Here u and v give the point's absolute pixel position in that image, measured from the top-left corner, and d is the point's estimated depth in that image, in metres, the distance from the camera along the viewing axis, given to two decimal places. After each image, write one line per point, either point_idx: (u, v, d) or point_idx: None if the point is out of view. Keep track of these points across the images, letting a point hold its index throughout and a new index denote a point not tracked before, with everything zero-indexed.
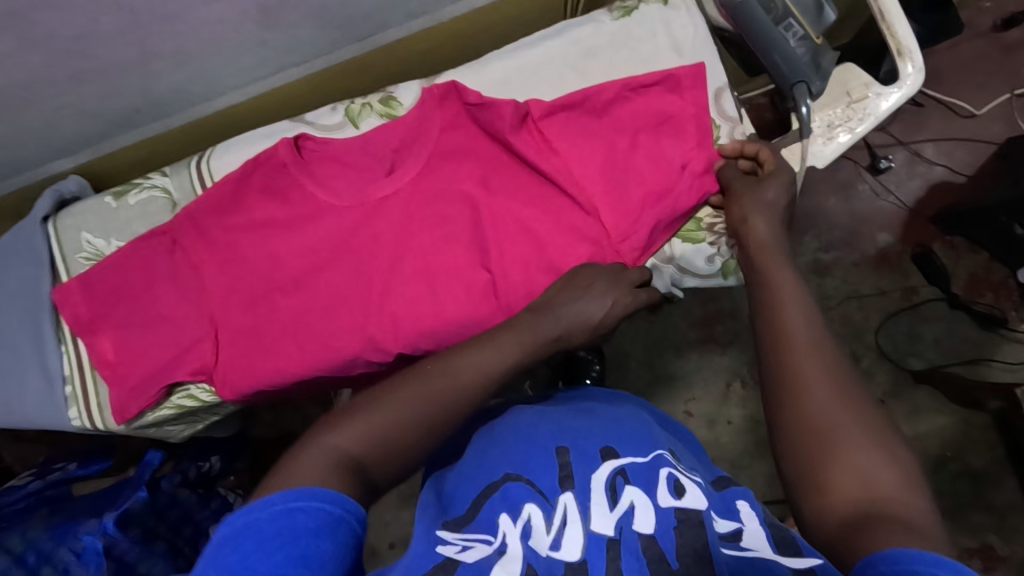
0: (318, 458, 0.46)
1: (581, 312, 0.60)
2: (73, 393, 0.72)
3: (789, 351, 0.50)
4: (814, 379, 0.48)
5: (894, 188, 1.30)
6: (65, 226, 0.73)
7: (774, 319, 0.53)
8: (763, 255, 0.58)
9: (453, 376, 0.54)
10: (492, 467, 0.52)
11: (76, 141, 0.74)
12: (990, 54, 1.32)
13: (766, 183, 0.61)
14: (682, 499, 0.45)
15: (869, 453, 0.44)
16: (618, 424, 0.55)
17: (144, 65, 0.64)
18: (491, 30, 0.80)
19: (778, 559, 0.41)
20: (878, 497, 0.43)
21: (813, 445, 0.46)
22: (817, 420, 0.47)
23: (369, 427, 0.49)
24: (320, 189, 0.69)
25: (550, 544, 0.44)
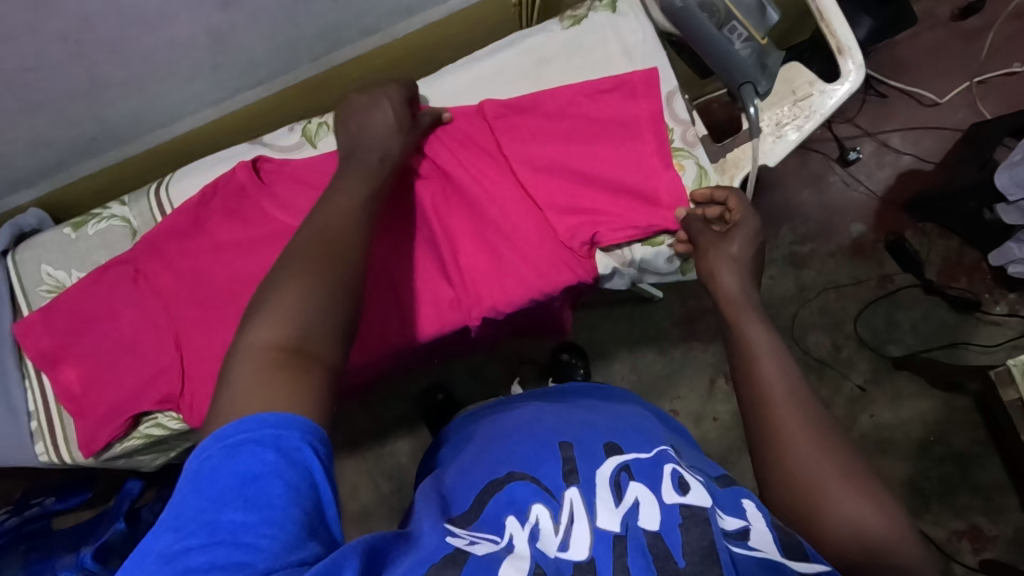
0: (248, 362, 0.42)
1: (376, 129, 0.60)
2: (39, 428, 0.71)
3: (770, 408, 0.49)
4: (793, 430, 0.48)
5: (864, 178, 1.32)
6: (25, 260, 0.72)
7: (753, 376, 0.52)
8: (733, 307, 0.57)
9: (324, 226, 0.50)
10: (496, 466, 0.52)
11: (35, 173, 0.73)
12: (950, 42, 1.34)
13: (734, 233, 0.60)
14: (687, 496, 0.44)
15: (865, 503, 0.44)
16: (619, 423, 0.57)
17: (96, 94, 0.64)
18: (449, 42, 0.80)
19: (786, 563, 0.40)
20: (874, 545, 0.43)
21: (808, 503, 0.45)
22: (809, 478, 0.46)
23: (279, 314, 0.44)
24: (280, 210, 0.69)
25: (559, 544, 0.43)
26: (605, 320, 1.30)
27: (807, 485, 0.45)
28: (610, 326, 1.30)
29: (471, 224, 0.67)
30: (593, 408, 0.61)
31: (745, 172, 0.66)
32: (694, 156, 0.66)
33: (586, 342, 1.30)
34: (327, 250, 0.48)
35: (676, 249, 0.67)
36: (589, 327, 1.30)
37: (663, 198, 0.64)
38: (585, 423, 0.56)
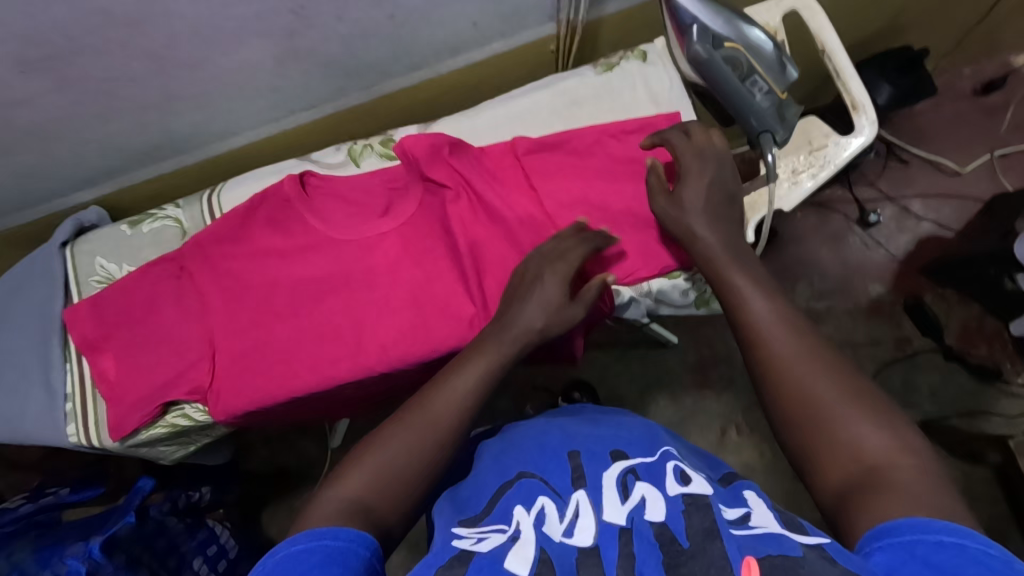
0: (324, 507, 0.47)
1: (528, 315, 0.61)
2: (73, 410, 0.74)
3: (759, 342, 0.52)
4: (790, 362, 0.50)
5: (884, 241, 1.34)
6: (82, 251, 0.78)
7: (743, 315, 0.55)
8: (721, 261, 0.59)
9: (427, 398, 0.56)
10: (508, 470, 0.55)
11: (100, 174, 0.80)
12: (972, 115, 1.38)
13: (683, 185, 0.62)
14: (689, 486, 0.47)
15: (863, 420, 0.45)
16: (625, 431, 0.58)
17: (167, 105, 0.70)
18: (489, 83, 0.86)
19: (788, 535, 0.40)
20: (875, 462, 0.43)
21: (807, 423, 0.47)
22: (803, 402, 0.48)
23: (368, 471, 0.51)
24: (320, 222, 0.73)
25: (564, 531, 0.45)
26: (618, 361, 1.32)
27: (802, 405, 0.48)
28: (623, 367, 1.31)
29: (498, 248, 0.71)
30: (602, 420, 0.62)
31: (761, 216, 0.67)
32: None
33: (598, 383, 1.31)
34: (426, 429, 0.54)
35: (692, 282, 0.70)
36: (602, 367, 1.31)
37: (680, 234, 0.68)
38: (592, 433, 0.58)
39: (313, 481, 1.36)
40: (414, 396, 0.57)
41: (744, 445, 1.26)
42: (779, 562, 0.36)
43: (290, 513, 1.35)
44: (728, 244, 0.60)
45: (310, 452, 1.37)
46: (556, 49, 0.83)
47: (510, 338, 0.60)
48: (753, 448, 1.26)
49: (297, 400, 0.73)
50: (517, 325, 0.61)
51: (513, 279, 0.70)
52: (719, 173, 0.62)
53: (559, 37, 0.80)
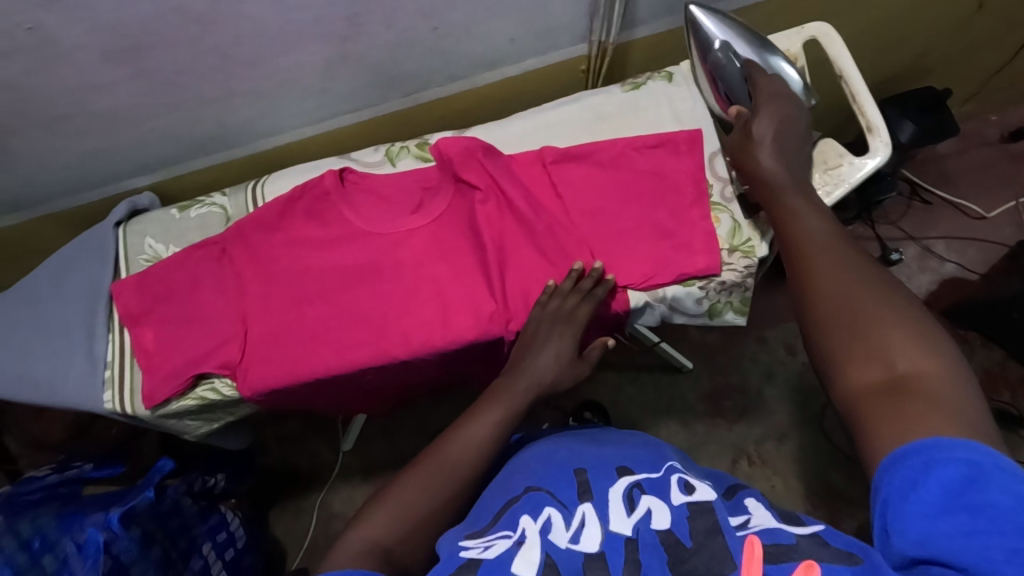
0: (346, 551, 0.49)
1: (542, 366, 0.67)
2: (111, 377, 0.79)
3: (808, 254, 0.53)
4: (834, 268, 0.51)
5: (905, 280, 1.34)
6: (133, 231, 0.84)
7: (794, 231, 0.56)
8: (778, 187, 0.61)
9: (443, 445, 0.59)
10: (515, 487, 0.53)
11: (156, 161, 0.86)
12: (998, 161, 1.40)
13: (755, 116, 0.65)
14: (692, 494, 0.46)
15: (902, 332, 0.45)
16: (630, 448, 0.57)
17: (226, 100, 0.76)
18: (521, 98, 0.92)
19: (784, 528, 0.41)
20: (907, 371, 0.44)
21: (842, 328, 0.48)
22: (844, 308, 0.48)
23: (389, 517, 0.53)
24: (355, 215, 0.78)
25: (570, 538, 0.44)
26: (632, 384, 1.33)
27: (842, 310, 0.48)
28: (635, 390, 1.32)
29: (521, 247, 0.75)
30: (609, 441, 0.61)
31: None
32: (730, 212, 0.73)
33: (610, 404, 1.31)
34: (442, 472, 0.57)
35: (706, 291, 0.72)
36: (614, 388, 1.32)
37: (698, 246, 0.71)
38: (598, 450, 0.57)
39: (322, 483, 1.38)
40: (431, 445, 0.60)
41: (755, 476, 1.25)
42: (773, 550, 0.38)
43: (297, 514, 1.37)
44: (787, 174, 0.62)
45: (321, 455, 1.40)
46: (587, 68, 0.87)
47: (523, 394, 0.65)
48: (764, 480, 1.25)
49: (319, 382, 0.76)
50: (533, 373, 0.66)
51: (533, 279, 0.73)
52: (787, 119, 0.65)
53: (590, 57, 0.85)
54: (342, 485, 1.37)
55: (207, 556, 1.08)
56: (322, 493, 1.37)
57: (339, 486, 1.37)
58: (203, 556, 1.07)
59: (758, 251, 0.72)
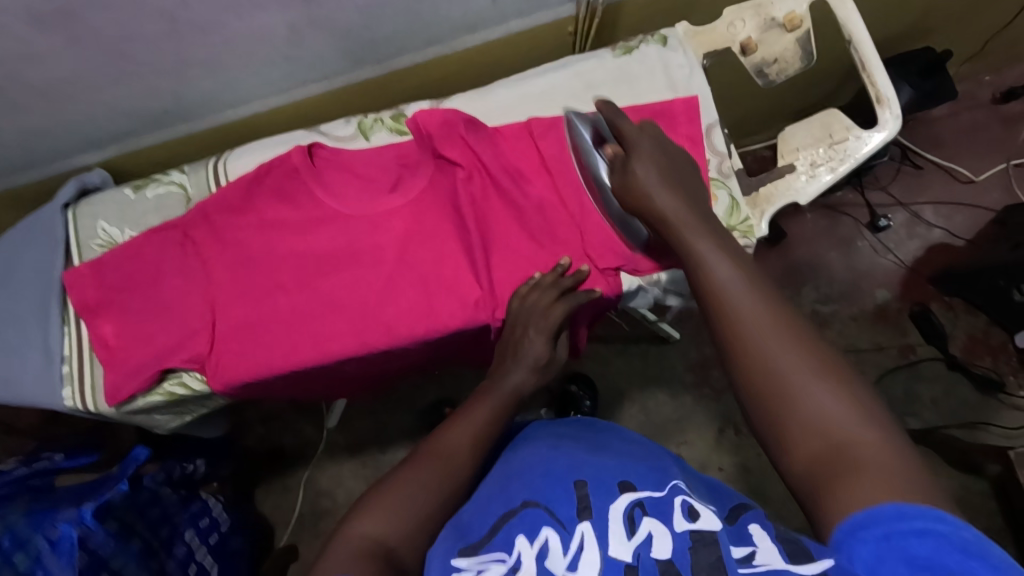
0: (342, 549, 0.45)
1: (522, 365, 0.65)
2: (69, 372, 0.74)
3: (723, 311, 0.46)
4: (754, 324, 0.44)
5: (893, 247, 1.31)
6: (84, 214, 0.77)
7: (704, 281, 0.48)
8: (680, 230, 0.54)
9: (443, 438, 0.56)
10: (511, 495, 0.48)
11: (106, 136, 0.79)
12: (989, 124, 1.34)
13: (634, 156, 0.60)
14: (696, 522, 0.41)
15: (829, 394, 0.41)
16: (633, 459, 0.51)
17: (178, 70, 0.69)
18: (503, 62, 0.85)
19: (790, 568, 0.36)
20: (840, 438, 0.39)
21: (769, 399, 0.42)
22: (765, 374, 0.43)
23: (388, 511, 0.48)
24: (328, 195, 0.72)
25: (567, 565, 0.40)
26: (620, 355, 1.31)
27: (766, 380, 0.42)
28: (623, 363, 1.30)
29: (509, 229, 0.70)
30: (611, 445, 0.55)
31: (776, 208, 0.67)
32: (728, 188, 0.68)
33: (597, 376, 1.30)
34: (442, 463, 0.53)
35: None
36: (602, 361, 1.30)
37: None
38: (604, 460, 0.50)
39: (308, 460, 1.35)
40: (424, 444, 0.56)
41: (741, 445, 1.25)
42: None
43: (283, 492, 1.34)
44: (687, 208, 0.55)
45: (306, 433, 1.36)
46: (573, 30, 0.81)
47: (506, 397, 0.62)
48: (750, 448, 1.25)
49: (294, 375, 0.72)
50: (509, 387, 0.63)
51: (520, 264, 0.69)
52: (665, 152, 0.61)
53: (578, 18, 0.79)
54: (328, 461, 1.35)
55: (191, 541, 1.03)
56: (308, 471, 1.35)
57: (325, 463, 1.35)
58: (186, 542, 1.02)
59: (756, 231, 0.67)
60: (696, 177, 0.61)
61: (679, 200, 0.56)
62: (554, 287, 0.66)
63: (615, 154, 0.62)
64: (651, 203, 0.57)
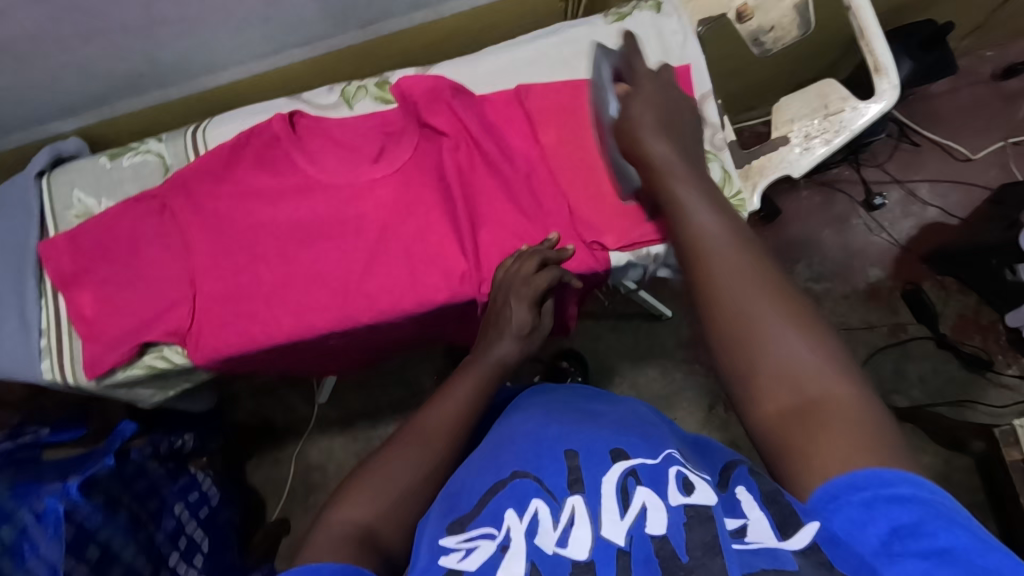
0: (324, 536, 0.44)
1: (505, 334, 0.60)
2: (47, 345, 0.72)
3: (699, 253, 0.44)
4: (729, 266, 0.42)
5: (887, 225, 1.30)
6: (59, 183, 0.75)
7: (682, 226, 0.46)
8: (659, 173, 0.50)
9: (424, 415, 0.54)
10: (499, 467, 0.47)
11: (79, 102, 0.77)
12: (989, 101, 1.31)
13: (631, 102, 0.55)
14: (692, 496, 0.38)
15: (806, 345, 0.39)
16: (622, 424, 0.50)
17: (150, 31, 0.66)
18: (490, 29, 0.82)
19: (783, 547, 0.33)
20: (815, 396, 0.37)
21: (740, 350, 0.40)
22: (739, 322, 0.40)
23: (367, 493, 0.47)
24: (311, 164, 0.71)
25: (557, 540, 0.38)
26: (611, 333, 1.30)
27: (738, 324, 0.40)
28: (615, 339, 1.30)
29: (494, 200, 0.69)
30: (603, 411, 0.54)
31: (768, 181, 0.66)
32: (720, 159, 0.65)
33: (588, 352, 1.29)
34: (422, 443, 0.51)
35: None
36: (593, 337, 1.30)
37: None
38: (592, 425, 0.49)
39: (299, 434, 1.35)
40: (402, 425, 0.54)
41: (730, 422, 1.24)
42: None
43: (274, 465, 1.34)
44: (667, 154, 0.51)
45: (296, 408, 1.36)
46: None
47: (489, 369, 0.58)
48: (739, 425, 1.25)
49: (276, 349, 0.71)
50: (493, 358, 0.59)
51: (507, 236, 0.68)
52: (667, 94, 0.57)
53: None
54: (319, 436, 1.34)
55: (180, 515, 1.00)
56: (300, 444, 1.34)
57: (316, 438, 1.35)
58: (176, 515, 1.00)
59: (748, 205, 0.65)
60: (688, 126, 0.57)
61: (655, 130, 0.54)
62: (535, 259, 0.64)
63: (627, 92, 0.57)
64: (636, 149, 0.53)
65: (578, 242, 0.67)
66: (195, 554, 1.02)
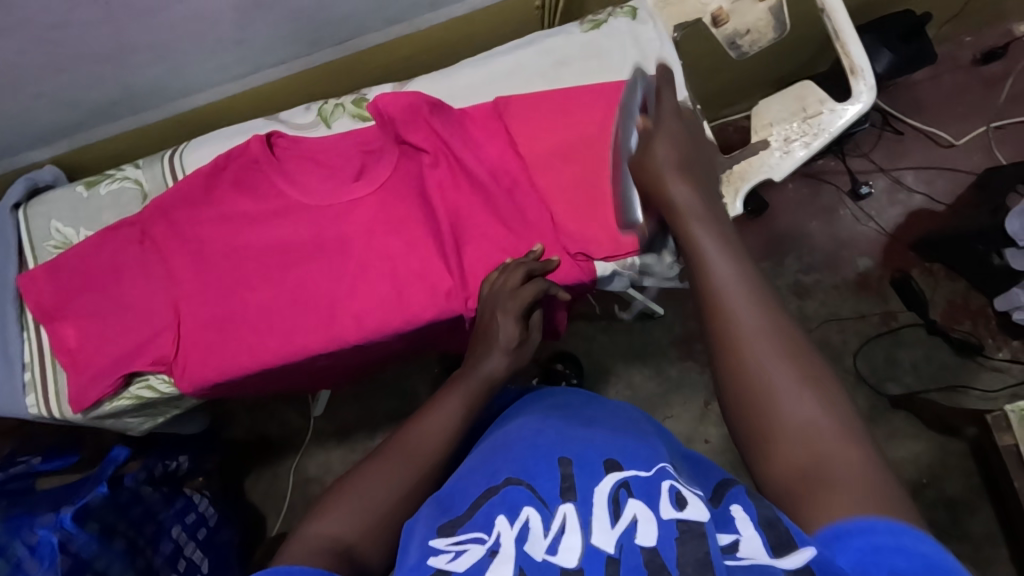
0: (301, 548, 0.43)
1: (491, 350, 0.60)
2: (31, 379, 0.71)
3: (715, 303, 0.46)
4: (746, 317, 0.44)
5: (875, 214, 1.30)
6: (36, 214, 0.74)
7: (699, 273, 0.48)
8: (688, 224, 0.52)
9: (413, 431, 0.54)
10: (493, 471, 0.46)
11: (53, 131, 0.76)
12: (970, 87, 1.32)
13: (654, 139, 0.59)
14: (684, 511, 0.37)
15: (815, 401, 0.40)
16: (617, 436, 0.49)
17: (121, 58, 0.65)
18: (468, 40, 0.81)
19: (774, 561, 0.33)
20: (824, 450, 0.39)
21: (753, 406, 0.42)
22: (750, 377, 0.42)
23: (350, 508, 0.46)
24: (291, 186, 0.70)
25: (547, 547, 0.37)
26: (604, 333, 1.30)
27: (750, 380, 0.42)
28: (608, 340, 1.30)
29: (477, 215, 0.68)
30: (599, 421, 0.53)
31: (750, 185, 0.65)
32: None
33: (582, 353, 1.29)
34: (410, 460, 0.51)
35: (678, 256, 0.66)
36: (586, 338, 1.30)
37: None
38: (584, 436, 0.49)
39: (295, 449, 1.34)
40: (390, 440, 0.54)
41: None
42: None
43: (273, 479, 1.33)
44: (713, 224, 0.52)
45: (291, 422, 1.35)
46: (541, 5, 0.77)
47: (478, 385, 0.58)
48: None
49: (264, 373, 0.70)
50: (483, 374, 0.59)
51: (491, 251, 0.67)
52: (687, 130, 0.60)
53: None
54: (316, 449, 1.34)
55: (178, 537, 1.00)
56: (297, 458, 1.33)
57: (313, 451, 1.34)
58: (173, 538, 0.99)
59: (731, 211, 0.65)
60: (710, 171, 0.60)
61: (694, 197, 0.54)
62: (520, 273, 0.63)
63: (647, 127, 0.61)
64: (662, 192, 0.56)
65: (563, 254, 0.67)
66: None
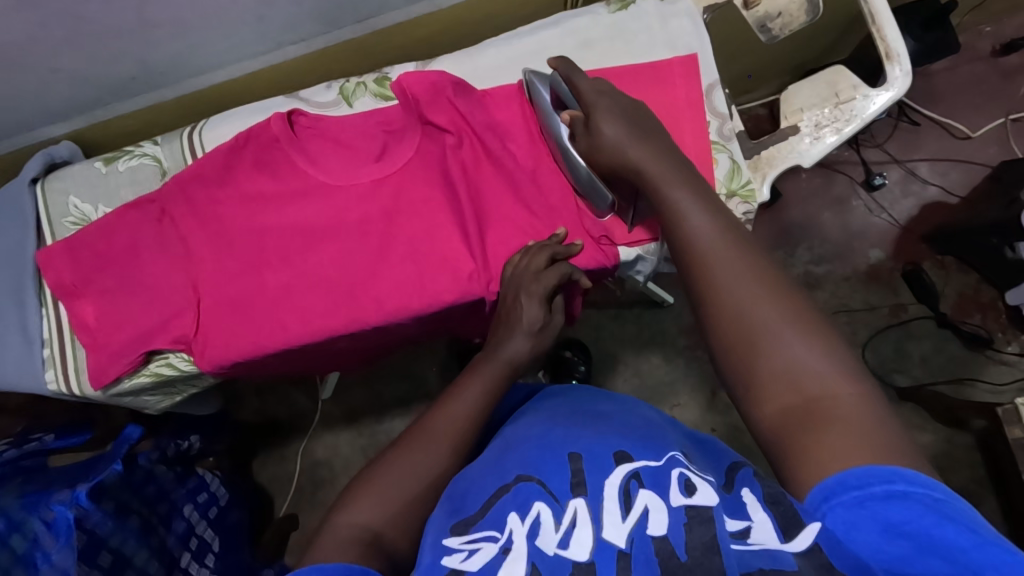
0: (331, 538, 0.43)
1: (514, 337, 0.59)
2: (51, 356, 0.72)
3: (695, 258, 0.47)
4: (720, 272, 0.45)
5: (887, 205, 1.29)
6: (53, 189, 0.73)
7: (676, 228, 0.50)
8: (673, 206, 0.50)
9: (431, 417, 0.53)
10: (504, 470, 0.45)
11: (71, 106, 0.75)
12: (988, 78, 1.30)
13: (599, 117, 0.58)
14: (693, 498, 0.37)
15: (802, 344, 0.41)
16: (627, 428, 0.48)
17: (141, 32, 0.64)
18: (486, 21, 0.80)
19: (784, 546, 0.33)
20: (820, 398, 0.39)
21: (742, 355, 0.43)
22: (737, 323, 0.43)
23: (374, 498, 0.46)
24: (311, 165, 0.69)
25: (558, 542, 0.37)
26: (613, 321, 1.29)
27: (735, 330, 0.43)
28: (617, 328, 1.29)
29: (500, 197, 0.68)
30: (609, 413, 0.52)
31: (777, 171, 0.66)
32: (729, 151, 0.65)
33: (591, 339, 1.29)
34: (430, 444, 0.50)
35: None
36: (595, 326, 1.29)
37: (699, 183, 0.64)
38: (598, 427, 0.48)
39: (303, 431, 1.34)
40: (409, 425, 0.53)
41: (734, 406, 1.24)
42: None
43: (280, 462, 1.34)
44: (657, 155, 0.54)
45: (300, 404, 1.35)
46: None
47: (501, 368, 0.58)
48: None
49: (282, 354, 0.70)
50: (505, 357, 0.58)
51: (516, 234, 0.67)
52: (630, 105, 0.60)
53: None
54: (324, 431, 1.34)
55: (190, 516, 0.99)
56: (305, 441, 1.34)
57: (322, 433, 1.34)
58: (186, 517, 0.98)
59: (759, 195, 0.65)
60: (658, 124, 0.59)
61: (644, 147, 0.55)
62: (558, 278, 0.62)
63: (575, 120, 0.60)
64: (623, 154, 0.56)
65: (589, 239, 0.66)
66: (207, 553, 1.01)
